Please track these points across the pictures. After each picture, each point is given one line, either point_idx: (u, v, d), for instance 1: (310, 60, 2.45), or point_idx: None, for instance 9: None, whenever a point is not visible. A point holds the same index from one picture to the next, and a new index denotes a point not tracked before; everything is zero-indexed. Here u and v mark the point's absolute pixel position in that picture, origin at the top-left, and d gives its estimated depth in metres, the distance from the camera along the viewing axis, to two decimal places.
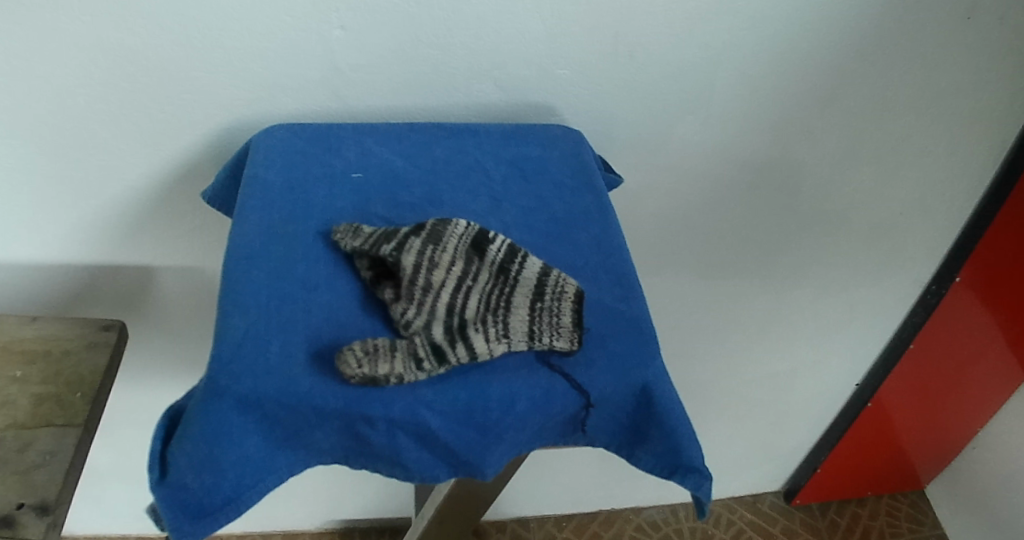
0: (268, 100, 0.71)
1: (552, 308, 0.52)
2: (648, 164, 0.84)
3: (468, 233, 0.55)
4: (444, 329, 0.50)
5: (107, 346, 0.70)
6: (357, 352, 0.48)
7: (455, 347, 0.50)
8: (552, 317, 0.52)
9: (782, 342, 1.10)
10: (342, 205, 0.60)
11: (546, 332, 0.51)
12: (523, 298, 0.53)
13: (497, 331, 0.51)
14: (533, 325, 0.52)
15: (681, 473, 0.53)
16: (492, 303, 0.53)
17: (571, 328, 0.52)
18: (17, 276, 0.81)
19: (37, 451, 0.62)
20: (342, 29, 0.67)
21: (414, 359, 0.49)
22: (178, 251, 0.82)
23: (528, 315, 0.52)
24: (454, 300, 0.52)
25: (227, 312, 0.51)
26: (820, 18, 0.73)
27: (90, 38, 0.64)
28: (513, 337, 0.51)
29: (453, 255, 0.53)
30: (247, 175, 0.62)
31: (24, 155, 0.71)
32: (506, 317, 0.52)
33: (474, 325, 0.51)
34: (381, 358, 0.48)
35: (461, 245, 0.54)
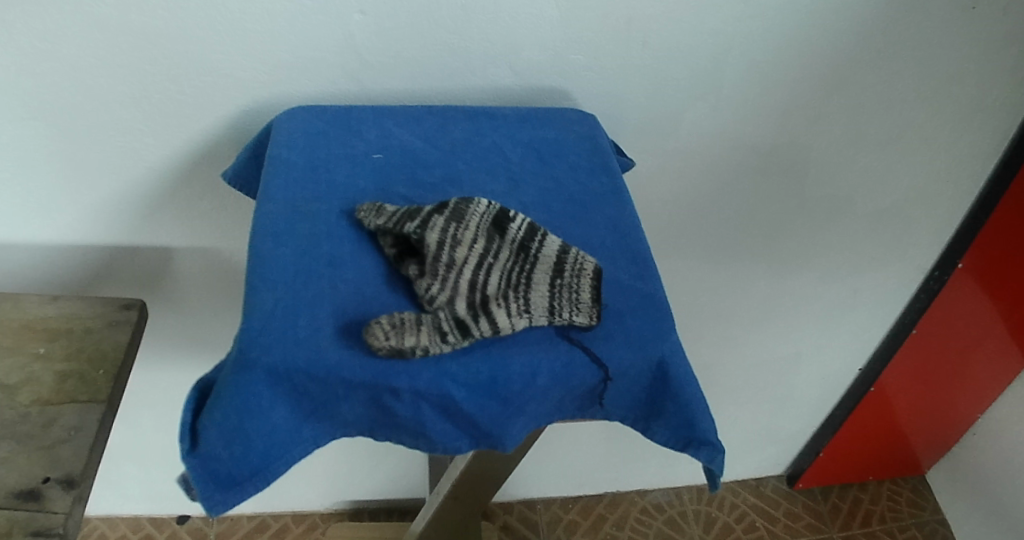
0: (288, 83, 0.72)
1: (572, 284, 0.54)
2: (658, 149, 0.85)
3: (489, 211, 0.56)
4: (468, 304, 0.52)
5: (128, 324, 0.71)
6: (384, 325, 0.49)
7: (478, 322, 0.51)
8: (571, 293, 0.53)
9: (787, 326, 1.11)
10: (363, 185, 0.61)
11: (566, 308, 0.53)
12: (543, 274, 0.54)
13: (518, 306, 0.52)
14: (553, 301, 0.53)
15: (695, 445, 0.55)
16: (513, 279, 0.54)
17: (590, 303, 0.53)
18: (36, 257, 0.82)
19: (62, 427, 0.63)
20: (361, 13, 0.68)
21: (439, 332, 0.50)
22: (195, 232, 0.83)
23: (548, 291, 0.53)
24: (477, 276, 0.53)
25: (255, 287, 0.52)
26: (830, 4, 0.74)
27: (114, 20, 0.65)
28: (535, 313, 0.52)
29: (475, 233, 0.54)
30: (270, 155, 0.63)
31: (44, 136, 0.72)
32: (528, 293, 0.53)
33: (496, 301, 0.52)
34: (407, 331, 0.49)
35: (483, 223, 0.55)
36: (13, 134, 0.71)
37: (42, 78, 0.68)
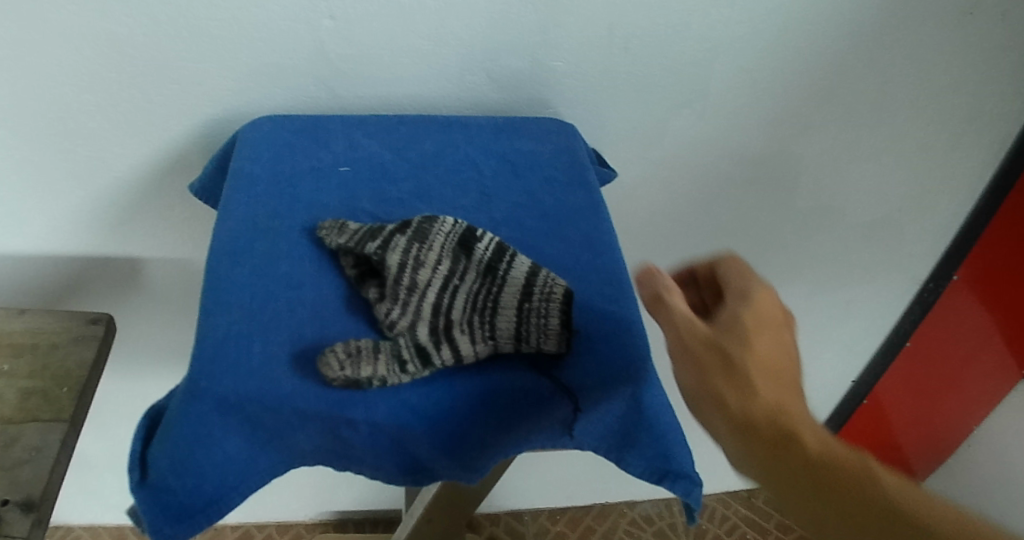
0: (257, 91, 0.70)
1: (541, 308, 0.51)
2: (643, 159, 0.83)
3: (455, 230, 0.54)
4: (429, 331, 0.50)
5: (94, 339, 0.69)
6: (340, 354, 0.48)
7: (440, 351, 0.49)
8: (540, 318, 0.51)
9: None
10: (328, 200, 0.59)
11: (534, 334, 0.51)
12: (511, 297, 0.52)
13: (483, 332, 0.51)
14: (520, 326, 0.51)
15: (671, 479, 0.51)
16: (479, 303, 0.52)
17: (560, 329, 0.50)
18: (6, 267, 0.80)
19: (23, 447, 0.61)
20: (331, 19, 0.66)
21: (397, 361, 0.48)
22: (168, 243, 0.81)
23: (516, 316, 0.51)
24: (440, 301, 0.52)
25: (209, 311, 0.51)
26: (821, 9, 0.72)
27: (76, 27, 0.63)
28: (500, 339, 0.51)
29: (439, 254, 0.53)
30: (233, 168, 0.61)
31: (9, 144, 0.70)
32: (495, 318, 0.51)
33: (460, 327, 0.51)
34: (363, 359, 0.48)
35: (448, 243, 0.54)
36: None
37: (4, 86, 0.66)
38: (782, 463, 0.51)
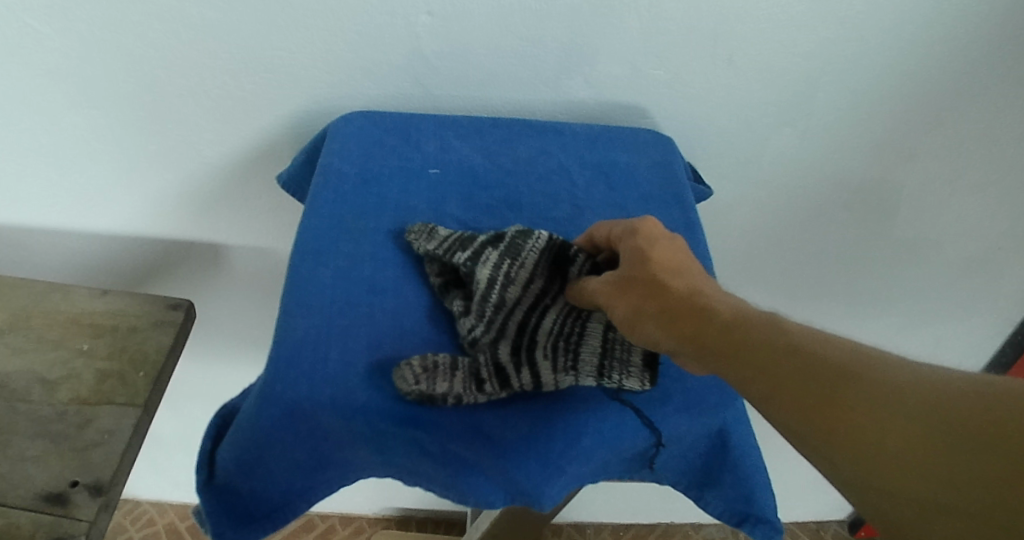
0: (349, 85, 0.68)
1: (627, 341, 0.48)
2: (741, 175, 0.78)
3: (552, 246, 0.51)
4: (512, 351, 0.48)
5: (173, 325, 0.69)
6: (414, 367, 0.46)
7: (519, 374, 0.47)
8: (625, 353, 0.48)
9: None
10: (416, 203, 0.58)
11: (619, 366, 0.47)
12: (598, 326, 0.49)
13: (564, 361, 0.48)
14: (603, 359, 0.48)
15: (751, 524, 0.51)
16: (564, 327, 0.49)
17: (643, 369, 0.47)
18: (94, 247, 0.82)
19: (97, 429, 0.61)
20: (429, 15, 0.64)
21: (475, 382, 0.46)
22: (250, 231, 0.81)
23: (600, 346, 0.48)
24: (527, 319, 0.49)
25: (289, 311, 0.49)
26: (956, 24, 0.65)
27: (173, 13, 0.62)
28: (583, 369, 0.47)
29: (532, 272, 0.50)
30: (321, 163, 0.59)
31: (104, 126, 0.71)
32: (579, 345, 0.48)
33: (542, 352, 0.48)
34: (440, 377, 0.46)
35: (544, 260, 0.50)
36: (73, 123, 0.70)
37: (101, 69, 0.66)
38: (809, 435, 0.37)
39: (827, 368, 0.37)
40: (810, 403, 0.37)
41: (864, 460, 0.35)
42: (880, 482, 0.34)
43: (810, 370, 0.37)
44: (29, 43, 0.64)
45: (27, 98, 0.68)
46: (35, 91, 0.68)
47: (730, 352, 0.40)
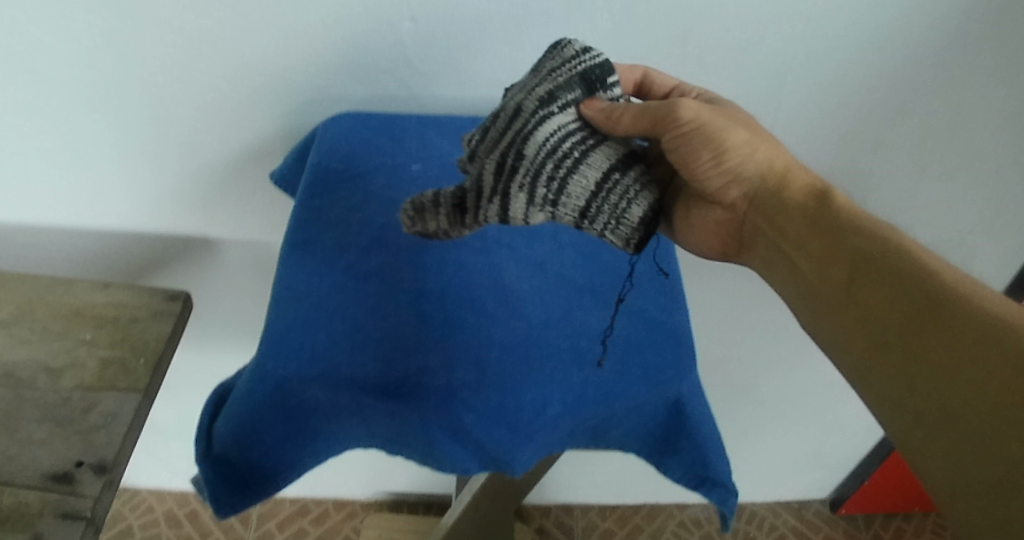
0: (338, 88, 0.72)
1: (623, 190, 0.54)
2: None
3: (578, 67, 0.55)
4: (493, 173, 0.54)
5: (171, 316, 0.73)
6: (409, 210, 0.56)
7: (491, 203, 0.54)
8: (611, 201, 0.54)
9: None
10: (397, 197, 0.62)
11: (601, 219, 0.54)
12: (596, 167, 0.54)
13: (546, 194, 0.54)
14: (589, 205, 0.54)
15: (708, 486, 0.60)
16: (558, 156, 0.54)
17: (626, 223, 0.54)
18: (95, 243, 0.85)
19: (100, 413, 0.65)
20: (412, 21, 0.67)
21: (452, 215, 0.56)
22: (245, 226, 0.85)
23: (591, 191, 0.54)
24: (519, 137, 0.54)
25: (281, 297, 0.56)
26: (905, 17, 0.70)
27: (170, 19, 0.66)
28: (561, 210, 0.54)
29: (549, 86, 0.55)
30: (311, 163, 0.64)
31: (104, 128, 0.74)
32: (565, 183, 0.54)
33: (521, 180, 0.53)
34: (428, 214, 0.57)
35: (568, 76, 0.55)
36: (75, 125, 0.74)
37: (101, 73, 0.70)
38: (867, 309, 0.47)
39: (897, 257, 0.47)
40: (893, 304, 0.46)
41: (914, 350, 0.44)
42: (922, 374, 0.43)
43: (899, 271, 0.46)
44: (32, 49, 0.67)
45: (31, 101, 0.72)
46: (37, 95, 0.71)
47: (821, 227, 0.51)
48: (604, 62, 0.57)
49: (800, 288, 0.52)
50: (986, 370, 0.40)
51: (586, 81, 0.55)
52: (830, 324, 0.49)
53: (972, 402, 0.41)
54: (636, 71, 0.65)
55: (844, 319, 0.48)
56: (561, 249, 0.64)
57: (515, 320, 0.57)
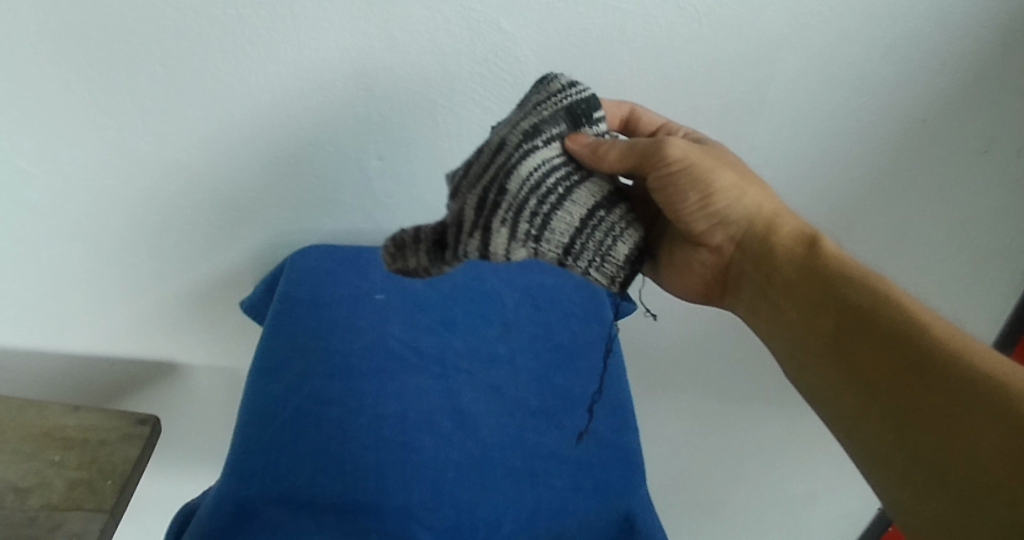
0: (309, 220, 0.77)
1: (610, 227, 0.54)
2: (661, 293, 0.88)
3: (563, 103, 0.56)
4: (475, 209, 0.55)
5: (139, 438, 0.75)
6: (391, 250, 0.60)
7: (471, 239, 0.55)
8: (597, 238, 0.54)
9: (801, 466, 1.09)
10: (362, 323, 0.68)
11: (586, 256, 0.54)
12: (582, 203, 0.54)
13: (528, 229, 0.54)
14: (574, 241, 0.54)
15: None
16: (542, 192, 0.54)
17: (614, 261, 0.54)
18: (62, 371, 0.86)
19: (65, 533, 0.66)
20: (378, 160, 0.73)
21: (431, 252, 0.58)
22: (219, 347, 0.88)
23: (576, 227, 0.54)
24: (503, 171, 0.54)
25: (248, 421, 0.60)
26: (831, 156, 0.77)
27: (148, 163, 0.70)
28: (544, 245, 0.54)
29: (534, 120, 0.55)
30: (280, 291, 0.70)
31: (77, 261, 0.77)
32: (549, 218, 0.54)
33: (502, 215, 0.54)
34: (408, 252, 0.59)
35: (553, 111, 0.56)
36: (54, 258, 0.76)
37: (84, 211, 0.72)
38: (863, 351, 0.47)
39: (886, 309, 0.47)
40: (887, 352, 0.45)
41: (906, 400, 0.44)
42: (916, 430, 0.43)
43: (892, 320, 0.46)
44: (20, 189, 0.70)
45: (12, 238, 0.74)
46: (20, 232, 0.73)
47: (815, 277, 0.51)
48: (591, 98, 0.58)
49: (792, 329, 0.52)
50: (978, 426, 0.40)
51: (571, 117, 0.57)
52: (826, 365, 0.49)
53: (962, 460, 0.40)
54: (623, 108, 0.65)
55: (838, 365, 0.48)
56: (518, 372, 0.68)
57: (471, 442, 0.62)
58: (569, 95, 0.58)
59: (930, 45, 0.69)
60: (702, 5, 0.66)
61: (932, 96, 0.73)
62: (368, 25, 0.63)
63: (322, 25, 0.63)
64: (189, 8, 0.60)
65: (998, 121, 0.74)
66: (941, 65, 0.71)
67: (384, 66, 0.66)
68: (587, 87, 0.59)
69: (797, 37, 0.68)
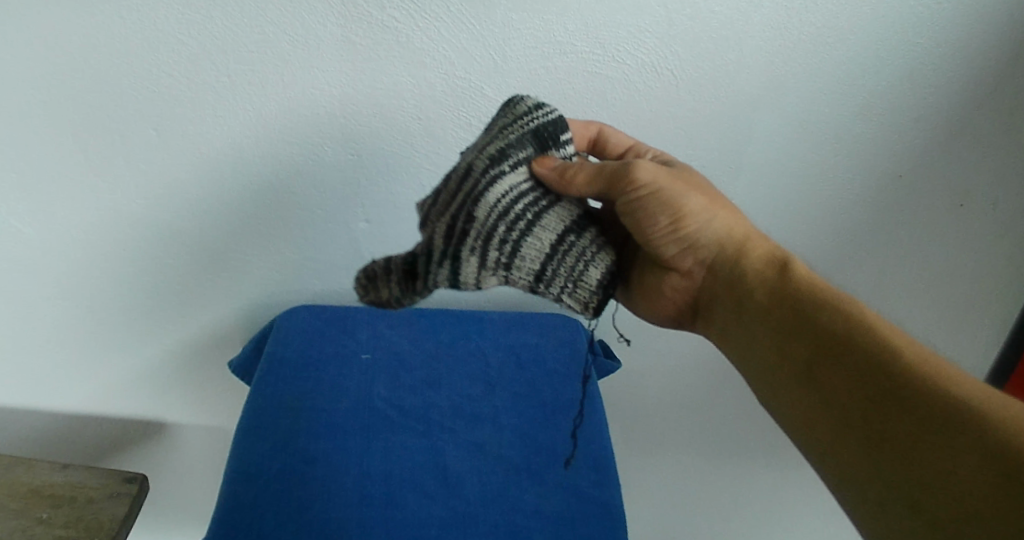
0: (300, 281, 0.80)
1: (579, 255, 0.56)
2: (644, 351, 0.90)
3: (528, 126, 0.57)
4: (444, 236, 0.55)
5: (127, 497, 0.75)
6: (360, 279, 0.59)
7: (442, 268, 0.55)
8: (568, 266, 0.56)
9: (791, 520, 1.09)
10: (347, 385, 0.71)
11: (558, 282, 0.56)
12: (552, 231, 0.56)
13: (498, 258, 0.56)
14: (545, 269, 0.56)
15: None
16: (511, 218, 0.55)
17: (585, 288, 0.56)
18: (52, 431, 0.87)
19: None
20: (366, 222, 0.76)
21: (402, 282, 0.57)
22: (210, 404, 0.90)
23: (547, 256, 0.56)
24: (470, 197, 0.55)
25: (235, 480, 0.63)
26: (805, 214, 0.80)
27: (145, 229, 0.72)
28: (515, 273, 0.56)
29: (500, 145, 0.56)
30: (268, 351, 0.73)
31: (70, 324, 0.78)
32: (519, 245, 0.56)
33: (472, 243, 0.55)
34: (380, 283, 0.58)
35: (519, 135, 0.56)
36: (45, 318, 0.77)
37: (78, 271, 0.74)
38: (835, 377, 0.46)
39: (861, 335, 0.46)
40: (858, 379, 0.45)
41: (875, 425, 0.43)
42: (885, 458, 0.42)
43: (862, 346, 0.45)
44: (13, 249, 0.72)
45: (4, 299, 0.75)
46: (14, 294, 0.75)
47: (789, 301, 0.50)
48: (558, 119, 0.59)
49: (764, 355, 0.51)
50: (947, 453, 0.40)
51: (538, 139, 0.57)
52: (799, 391, 0.48)
53: (940, 488, 0.40)
54: (591, 129, 0.65)
55: (809, 389, 0.47)
56: (499, 430, 0.70)
57: (453, 498, 0.64)
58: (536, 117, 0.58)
59: (896, 109, 0.73)
60: (677, 72, 0.69)
61: (901, 155, 0.76)
62: (356, 92, 0.66)
63: (311, 93, 0.66)
64: (182, 78, 0.63)
65: (968, 177, 0.77)
66: (906, 132, 0.74)
67: (372, 130, 0.69)
68: (554, 107, 0.60)
69: (768, 105, 0.72)
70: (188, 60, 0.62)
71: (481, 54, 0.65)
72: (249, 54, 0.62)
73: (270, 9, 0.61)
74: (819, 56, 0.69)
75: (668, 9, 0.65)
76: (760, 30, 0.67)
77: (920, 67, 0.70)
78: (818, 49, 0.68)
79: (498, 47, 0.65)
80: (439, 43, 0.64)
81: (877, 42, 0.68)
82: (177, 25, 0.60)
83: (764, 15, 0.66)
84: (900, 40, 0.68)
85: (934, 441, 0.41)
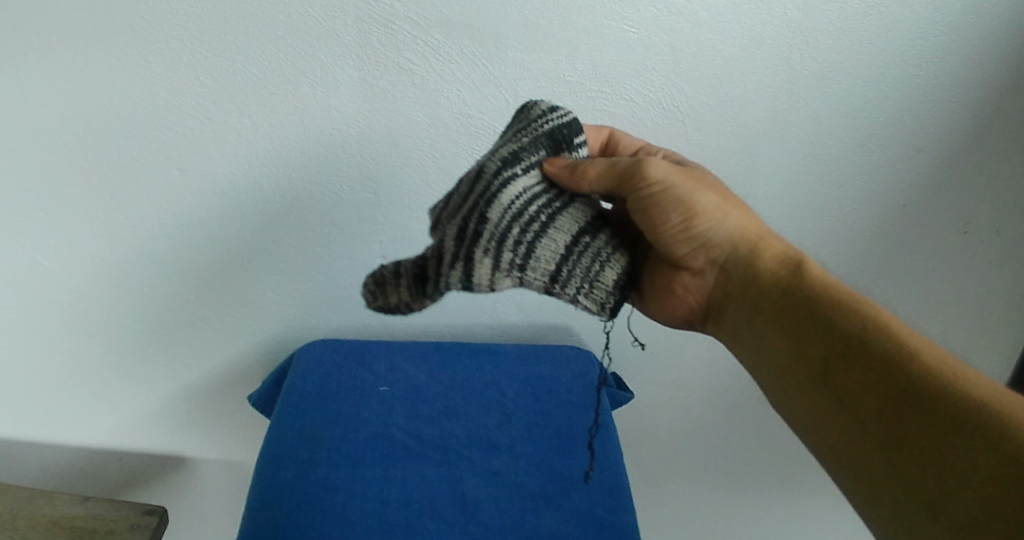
0: (318, 315, 0.82)
1: (593, 258, 0.57)
2: (656, 381, 0.90)
3: (542, 129, 0.58)
4: (455, 239, 0.57)
5: (146, 529, 0.76)
6: (370, 287, 0.62)
7: (454, 269, 0.57)
8: (583, 269, 0.57)
9: None
10: (367, 416, 0.73)
11: (573, 283, 0.57)
12: (566, 234, 0.57)
13: (512, 260, 0.57)
14: (560, 271, 0.57)
15: None
16: (524, 220, 0.56)
17: (600, 290, 0.57)
18: (69, 464, 0.88)
19: None
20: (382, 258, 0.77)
21: (414, 287, 0.59)
22: (226, 436, 0.91)
23: (562, 258, 0.57)
24: (482, 200, 0.56)
25: (258, 506, 0.64)
26: (813, 245, 0.81)
27: (167, 262, 0.74)
28: (530, 274, 0.57)
29: (514, 148, 0.57)
30: (287, 384, 0.74)
31: (92, 356, 0.80)
32: (533, 246, 0.56)
33: (484, 245, 0.56)
34: (389, 288, 0.60)
35: (532, 139, 0.58)
36: (69, 351, 0.79)
37: (101, 305, 0.76)
38: (849, 369, 0.46)
39: (875, 331, 0.46)
40: (874, 372, 0.44)
41: (895, 420, 0.43)
42: (906, 453, 0.42)
43: (874, 340, 0.45)
44: (39, 284, 0.73)
45: (27, 332, 0.77)
46: (38, 325, 0.76)
47: (800, 295, 0.50)
48: (571, 122, 0.61)
49: (780, 352, 0.50)
50: (969, 449, 0.40)
51: (553, 142, 0.59)
52: (814, 387, 0.47)
53: (960, 483, 0.39)
54: (603, 133, 0.65)
55: (824, 380, 0.47)
56: (515, 458, 0.71)
57: (471, 524, 0.66)
58: (550, 119, 0.59)
59: (900, 140, 0.74)
60: (684, 109, 0.71)
61: (906, 185, 0.77)
62: (373, 132, 0.69)
63: (330, 132, 0.68)
64: (207, 118, 0.66)
65: (972, 205, 0.79)
66: (911, 163, 0.76)
67: (387, 167, 0.71)
68: (567, 109, 0.61)
69: (772, 138, 0.74)
70: (213, 100, 0.65)
71: (493, 93, 0.68)
72: (272, 95, 0.65)
73: (293, 52, 0.64)
74: (822, 91, 0.71)
75: (673, 49, 0.67)
76: (764, 66, 0.69)
77: (920, 101, 0.72)
78: (821, 83, 0.71)
79: (509, 87, 0.68)
80: (453, 84, 0.67)
81: (878, 76, 0.70)
82: (203, 68, 0.63)
83: (767, 51, 0.68)
84: (901, 75, 0.70)
85: (954, 437, 0.40)
